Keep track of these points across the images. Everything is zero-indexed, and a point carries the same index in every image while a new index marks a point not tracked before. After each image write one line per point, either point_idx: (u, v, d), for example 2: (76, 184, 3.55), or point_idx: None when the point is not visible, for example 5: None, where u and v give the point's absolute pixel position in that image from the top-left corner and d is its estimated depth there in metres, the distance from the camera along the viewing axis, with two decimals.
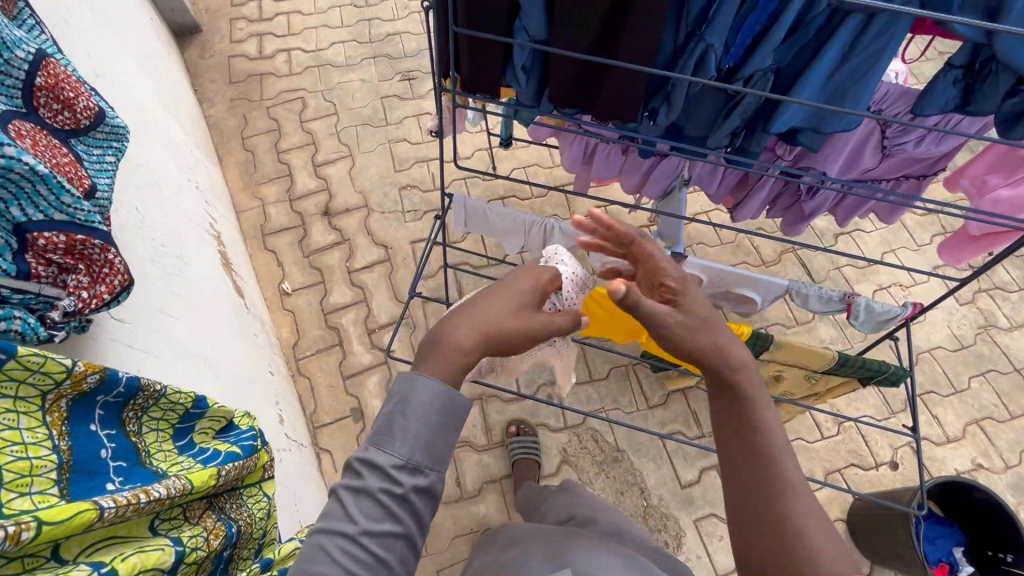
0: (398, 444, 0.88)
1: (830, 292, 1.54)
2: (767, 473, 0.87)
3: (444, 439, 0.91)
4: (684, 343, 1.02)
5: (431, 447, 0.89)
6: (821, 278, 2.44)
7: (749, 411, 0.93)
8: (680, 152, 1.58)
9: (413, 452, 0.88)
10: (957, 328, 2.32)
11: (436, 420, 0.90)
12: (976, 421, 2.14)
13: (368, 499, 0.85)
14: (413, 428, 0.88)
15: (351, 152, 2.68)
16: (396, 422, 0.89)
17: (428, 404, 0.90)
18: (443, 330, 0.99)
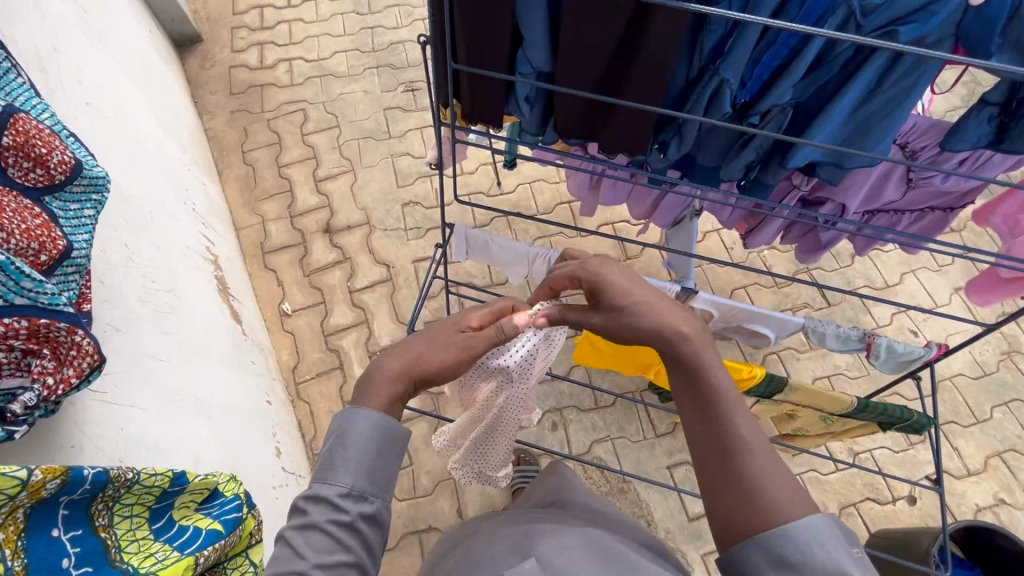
0: (344, 475, 0.89)
1: (848, 331, 1.46)
2: (720, 432, 0.88)
3: (388, 468, 0.93)
4: (634, 329, 1.00)
5: (376, 477, 0.91)
6: (837, 300, 2.35)
7: (699, 373, 0.93)
8: (693, 180, 1.50)
9: (358, 482, 0.89)
10: (980, 355, 2.23)
11: (378, 452, 0.92)
12: (998, 454, 2.06)
13: (318, 530, 0.84)
14: (354, 460, 0.90)
15: (353, 166, 2.62)
16: (340, 454, 0.90)
17: (368, 439, 0.91)
18: (372, 367, 1.00)
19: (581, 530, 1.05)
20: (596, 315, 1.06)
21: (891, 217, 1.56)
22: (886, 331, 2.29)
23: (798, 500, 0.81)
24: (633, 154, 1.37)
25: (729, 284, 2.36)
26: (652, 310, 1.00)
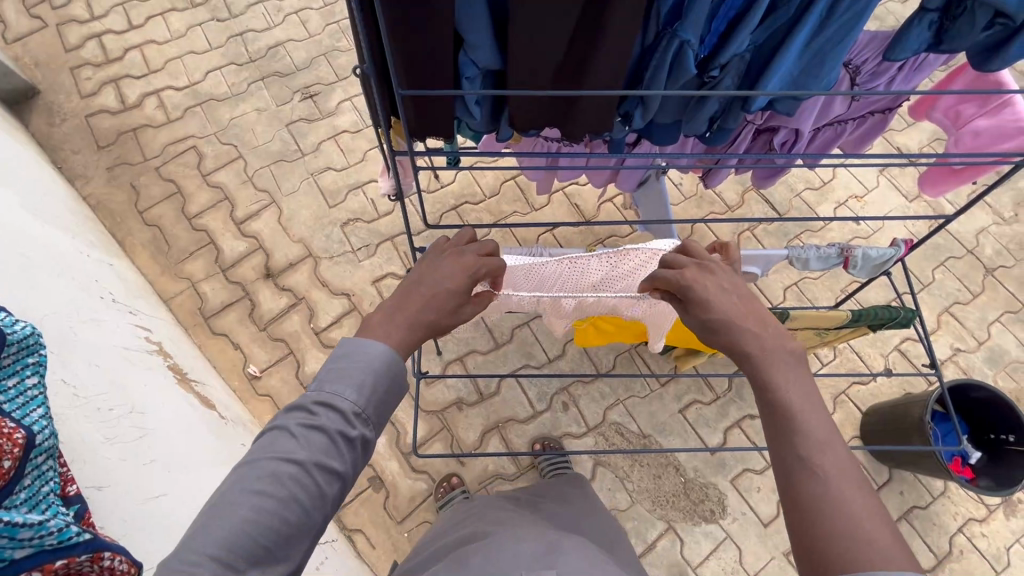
0: (352, 390, 0.82)
1: (828, 250, 1.52)
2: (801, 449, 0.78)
3: (395, 391, 0.87)
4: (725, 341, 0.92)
5: (383, 401, 0.86)
6: (785, 209, 2.46)
7: (768, 387, 0.85)
8: (655, 140, 1.45)
9: (365, 398, 0.83)
10: (913, 226, 2.44)
11: (392, 376, 0.87)
12: (947, 310, 2.30)
13: (319, 436, 0.78)
14: (366, 379, 0.84)
15: (274, 197, 2.37)
16: (352, 368, 0.84)
17: (385, 369, 0.86)
18: (405, 287, 0.96)
19: (603, 558, 1.06)
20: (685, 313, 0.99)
21: (837, 129, 1.60)
22: (834, 226, 2.44)
23: (889, 535, 0.71)
24: (598, 133, 1.31)
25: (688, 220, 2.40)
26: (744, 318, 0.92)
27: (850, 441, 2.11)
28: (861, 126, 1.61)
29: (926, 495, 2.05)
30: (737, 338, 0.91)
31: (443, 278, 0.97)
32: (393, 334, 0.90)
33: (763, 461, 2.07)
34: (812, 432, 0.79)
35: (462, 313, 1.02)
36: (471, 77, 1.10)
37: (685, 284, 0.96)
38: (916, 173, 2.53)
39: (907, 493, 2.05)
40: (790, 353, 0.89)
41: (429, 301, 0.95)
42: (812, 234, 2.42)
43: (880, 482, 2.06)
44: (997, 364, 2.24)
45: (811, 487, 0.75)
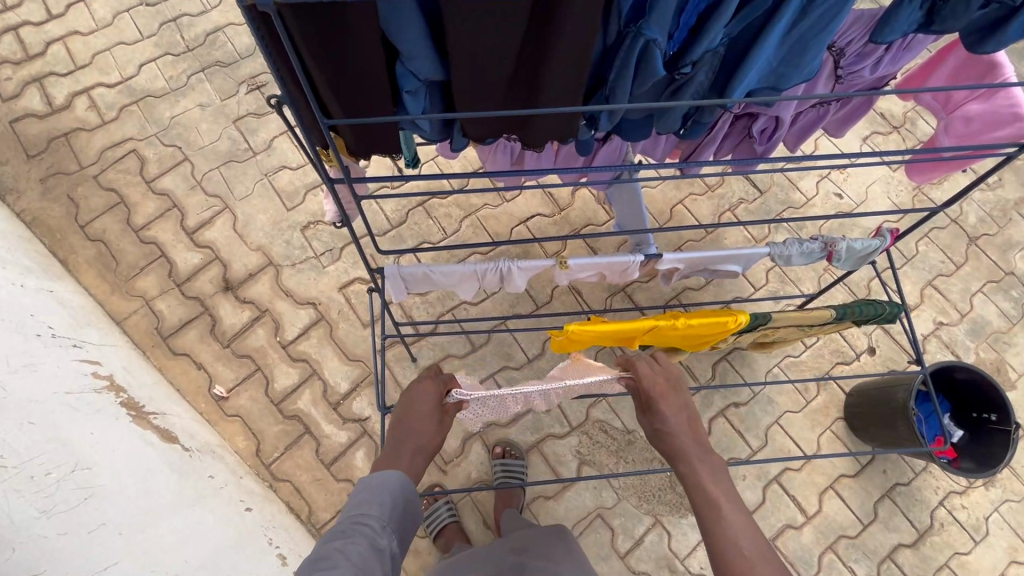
0: (377, 510, 1.10)
1: (810, 246, 1.44)
2: (727, 543, 0.95)
3: (409, 514, 1.15)
4: (668, 445, 1.10)
5: (402, 525, 1.13)
6: (767, 185, 2.37)
7: (700, 488, 1.03)
8: (625, 138, 1.33)
9: (387, 513, 1.11)
10: (896, 197, 2.37)
11: (406, 499, 1.14)
12: (930, 283, 2.26)
13: (359, 545, 1.04)
14: (387, 502, 1.11)
15: (227, 202, 2.21)
16: (376, 491, 1.12)
17: (399, 494, 1.13)
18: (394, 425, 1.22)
19: None
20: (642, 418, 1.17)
21: (821, 109, 1.48)
22: (817, 202, 2.35)
23: None
24: (563, 138, 1.19)
25: (667, 203, 2.30)
26: (681, 426, 1.11)
27: (834, 423, 2.10)
28: (847, 105, 1.49)
29: (908, 472, 2.06)
30: (678, 445, 1.09)
31: (417, 400, 1.22)
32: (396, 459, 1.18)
33: (747, 449, 2.05)
34: (732, 533, 0.96)
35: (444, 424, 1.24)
36: (412, 90, 0.96)
37: (647, 392, 1.15)
38: (900, 139, 2.45)
39: (890, 470, 2.06)
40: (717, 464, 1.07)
41: (414, 430, 1.19)
42: (794, 211, 2.34)
43: (864, 462, 2.07)
44: (979, 336, 2.22)
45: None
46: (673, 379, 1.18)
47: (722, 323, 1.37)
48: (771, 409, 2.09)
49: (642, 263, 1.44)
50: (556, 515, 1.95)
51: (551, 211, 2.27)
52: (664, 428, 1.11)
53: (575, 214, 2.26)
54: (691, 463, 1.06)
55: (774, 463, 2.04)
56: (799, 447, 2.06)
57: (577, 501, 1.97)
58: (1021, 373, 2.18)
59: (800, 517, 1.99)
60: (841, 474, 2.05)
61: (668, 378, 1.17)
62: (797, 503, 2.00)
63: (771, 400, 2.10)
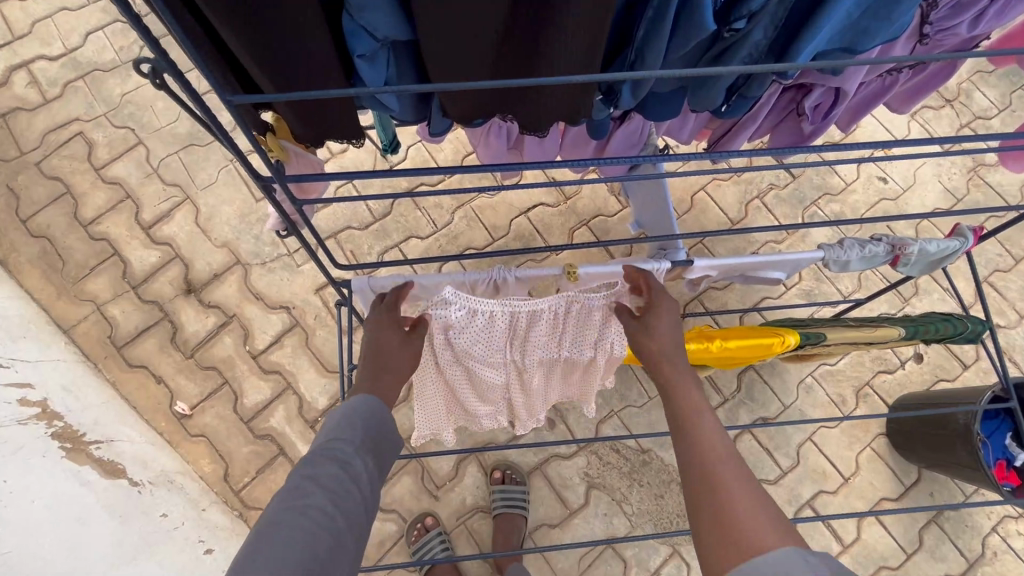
0: (349, 431, 0.85)
1: (873, 248, 1.18)
2: (700, 441, 0.84)
3: (385, 435, 0.90)
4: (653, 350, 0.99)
5: (379, 451, 0.87)
6: (800, 169, 2.09)
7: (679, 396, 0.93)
8: (651, 115, 1.05)
9: (360, 435, 0.85)
10: (949, 181, 2.08)
11: (382, 420, 0.90)
12: (986, 280, 2.00)
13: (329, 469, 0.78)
14: (360, 421, 0.87)
15: (188, 191, 1.95)
16: (347, 414, 0.87)
17: (373, 412, 0.89)
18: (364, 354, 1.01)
19: None
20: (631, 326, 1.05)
21: (890, 77, 1.19)
22: (857, 187, 2.07)
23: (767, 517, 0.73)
24: (574, 118, 0.91)
25: (687, 190, 2.02)
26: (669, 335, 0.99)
27: (874, 440, 1.87)
28: (920, 73, 1.20)
29: (957, 495, 1.84)
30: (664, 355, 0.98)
31: (381, 327, 1.01)
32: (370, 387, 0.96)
33: (777, 469, 1.82)
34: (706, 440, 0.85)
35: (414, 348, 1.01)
36: (367, 54, 0.69)
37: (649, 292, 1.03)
38: (954, 114, 2.15)
39: (938, 493, 1.84)
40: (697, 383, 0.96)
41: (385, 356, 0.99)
42: (832, 198, 2.06)
43: (908, 484, 1.84)
44: None
45: (703, 482, 0.79)
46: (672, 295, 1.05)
47: (766, 345, 1.11)
48: (804, 425, 1.86)
49: (668, 270, 1.18)
50: (562, 546, 1.74)
51: (556, 200, 2.00)
52: (652, 331, 1.00)
53: (582, 204, 1.99)
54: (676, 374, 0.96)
55: (807, 486, 1.82)
56: (835, 468, 1.83)
57: (586, 530, 1.75)
58: None
59: (836, 546, 1.77)
60: (882, 497, 1.82)
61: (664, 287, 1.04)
62: (832, 530, 1.78)
63: (804, 414, 1.86)
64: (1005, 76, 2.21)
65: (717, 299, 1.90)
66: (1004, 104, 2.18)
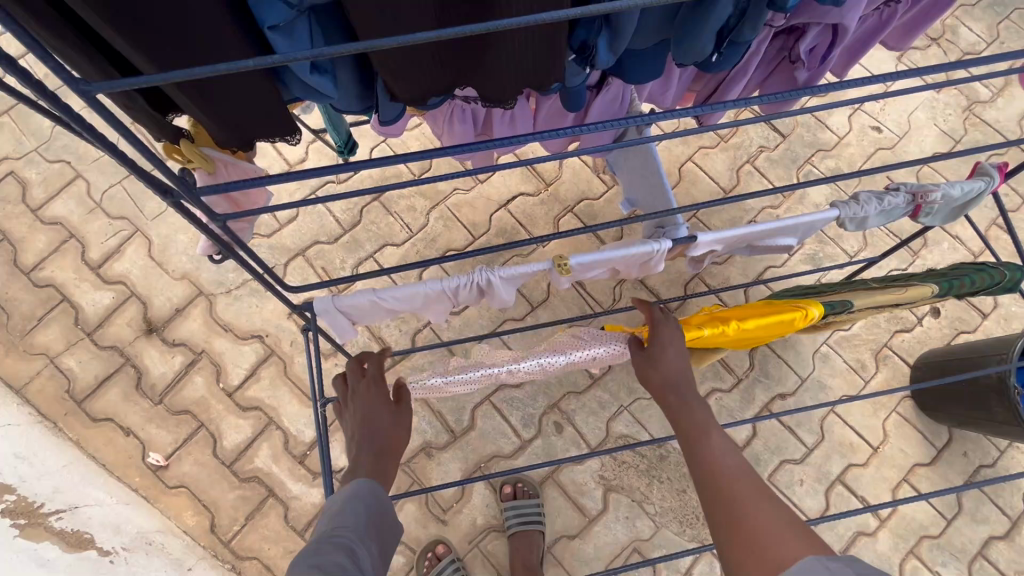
0: (353, 516, 0.75)
1: (892, 199, 1.06)
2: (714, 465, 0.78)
3: (388, 535, 0.79)
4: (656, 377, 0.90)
5: (385, 543, 0.77)
6: (789, 128, 1.97)
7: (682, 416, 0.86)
8: (630, 75, 0.92)
9: (365, 524, 0.75)
10: (945, 123, 1.99)
11: (383, 513, 0.79)
12: (996, 222, 1.89)
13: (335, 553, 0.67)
14: (365, 507, 0.77)
15: (137, 223, 1.78)
16: (349, 498, 0.77)
17: (371, 501, 0.78)
18: (364, 428, 0.87)
19: None
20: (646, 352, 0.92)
21: (887, 9, 1.06)
22: (851, 139, 1.96)
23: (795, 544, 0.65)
24: (542, 86, 0.78)
25: (673, 162, 1.90)
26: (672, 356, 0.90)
27: (899, 403, 1.77)
28: (920, 1, 1.08)
29: (992, 452, 1.75)
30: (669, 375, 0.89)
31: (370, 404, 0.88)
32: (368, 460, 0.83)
33: (801, 448, 1.72)
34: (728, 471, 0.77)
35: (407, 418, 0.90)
36: (279, 25, 0.55)
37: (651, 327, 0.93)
38: (941, 53, 2.05)
39: (971, 453, 1.74)
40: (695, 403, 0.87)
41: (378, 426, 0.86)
42: (827, 155, 1.95)
43: (940, 446, 1.74)
44: None
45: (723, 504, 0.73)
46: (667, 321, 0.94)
47: (788, 322, 0.99)
48: (824, 397, 1.75)
49: (669, 250, 1.05)
50: (585, 558, 1.61)
51: (537, 189, 1.87)
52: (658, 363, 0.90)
53: (564, 189, 1.86)
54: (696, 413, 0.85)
55: (835, 461, 1.71)
56: (862, 438, 1.73)
57: (609, 536, 1.63)
58: None
59: (874, 521, 1.67)
60: (915, 463, 1.72)
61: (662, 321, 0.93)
62: (868, 505, 1.68)
63: (823, 385, 1.75)
64: (989, 8, 2.12)
65: (719, 275, 1.78)
66: (991, 36, 2.08)
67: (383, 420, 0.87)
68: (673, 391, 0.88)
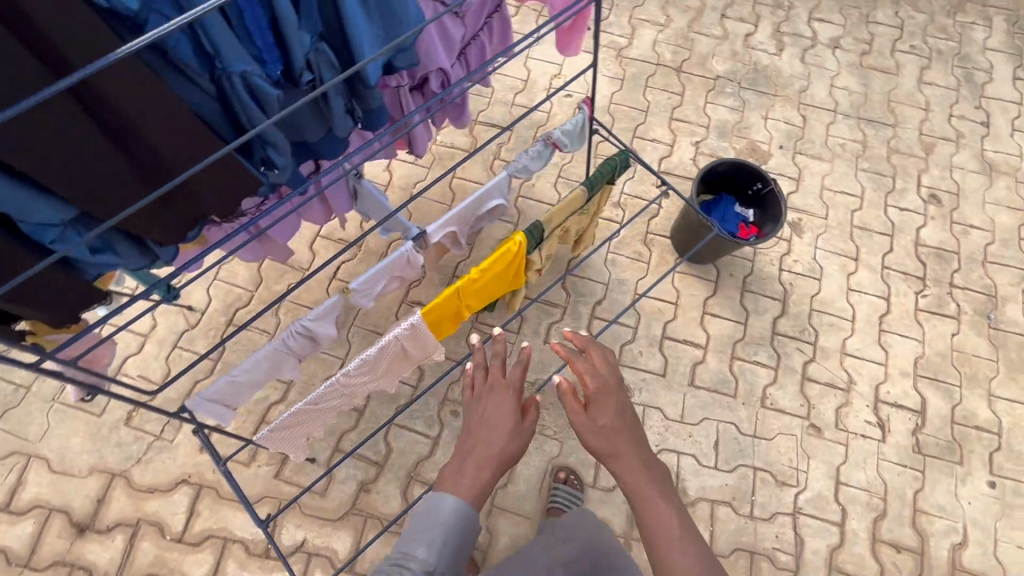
0: (437, 537, 1.16)
1: (535, 148, 1.59)
2: (643, 509, 1.22)
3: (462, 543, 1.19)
4: (599, 438, 1.26)
5: (454, 549, 1.17)
6: (511, 121, 2.56)
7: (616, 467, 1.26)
8: (325, 155, 1.37)
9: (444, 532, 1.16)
10: (609, 71, 2.69)
11: (464, 519, 1.19)
12: (672, 118, 2.60)
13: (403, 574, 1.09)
14: (450, 517, 1.17)
15: (28, 450, 1.94)
16: (435, 520, 1.17)
17: (456, 507, 1.18)
18: (468, 432, 1.25)
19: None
20: (596, 415, 1.28)
21: (475, 44, 1.64)
22: (555, 110, 2.60)
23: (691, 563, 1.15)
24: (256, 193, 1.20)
25: (443, 184, 2.41)
26: (609, 421, 1.27)
27: (676, 265, 2.35)
28: (493, 28, 1.66)
29: (747, 263, 2.38)
30: (607, 438, 1.27)
31: (488, 411, 1.26)
32: (461, 475, 1.21)
33: (629, 330, 2.23)
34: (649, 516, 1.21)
35: (522, 429, 1.27)
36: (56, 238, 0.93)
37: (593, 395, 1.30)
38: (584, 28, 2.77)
39: (735, 271, 2.36)
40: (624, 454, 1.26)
41: (484, 432, 1.24)
42: (545, 128, 2.56)
43: (715, 278, 2.34)
44: (727, 134, 2.59)
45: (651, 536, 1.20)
46: (609, 386, 1.31)
47: (507, 251, 1.47)
48: (625, 288, 2.29)
49: (417, 246, 1.50)
50: (522, 494, 1.98)
51: (352, 252, 2.28)
52: (596, 425, 1.27)
53: (373, 242, 2.29)
54: (632, 460, 1.26)
55: (655, 326, 2.25)
56: (663, 301, 2.29)
57: (531, 468, 2.01)
58: (770, 142, 2.59)
59: (699, 351, 2.22)
60: (705, 298, 2.30)
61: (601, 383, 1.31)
62: (689, 343, 2.23)
63: (620, 280, 2.30)
64: None
65: None
66: (608, 4, 2.84)
67: (486, 437, 1.23)
68: (608, 454, 1.27)
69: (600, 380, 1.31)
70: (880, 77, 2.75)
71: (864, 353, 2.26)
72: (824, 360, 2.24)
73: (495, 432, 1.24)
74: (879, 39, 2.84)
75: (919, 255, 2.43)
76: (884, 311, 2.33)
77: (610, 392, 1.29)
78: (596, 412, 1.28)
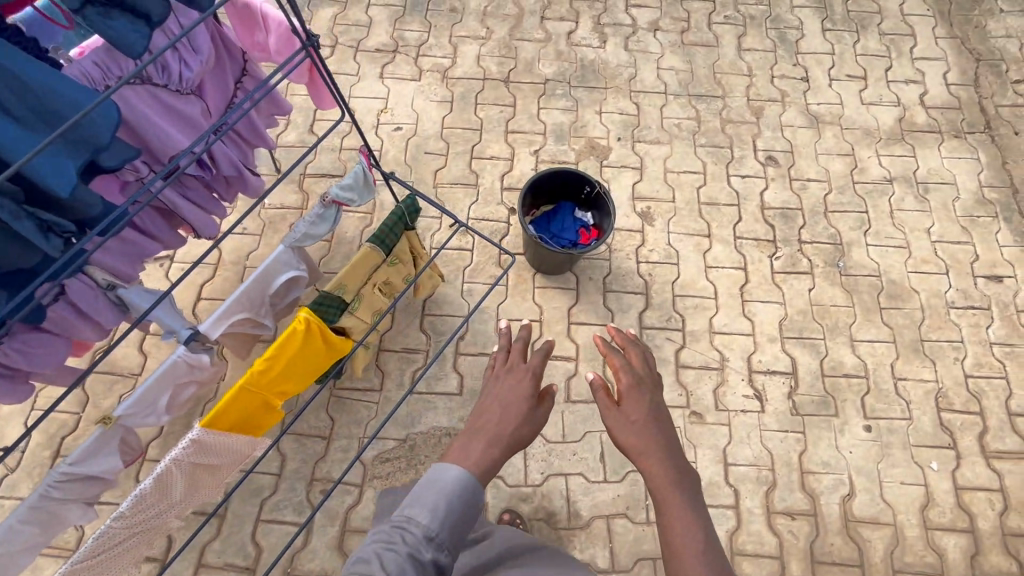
0: (438, 512, 0.89)
1: (313, 213, 1.48)
2: (669, 519, 1.00)
3: (468, 521, 0.91)
4: (629, 433, 1.12)
5: (456, 531, 0.89)
6: (342, 166, 2.44)
7: (641, 461, 1.08)
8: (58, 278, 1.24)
9: (443, 507, 0.90)
10: (437, 95, 2.61)
11: (471, 503, 0.93)
12: (507, 132, 2.55)
13: (396, 550, 0.83)
14: (456, 489, 0.92)
15: None
16: (437, 492, 0.91)
17: (460, 478, 0.94)
18: (485, 410, 1.10)
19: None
20: (625, 407, 1.16)
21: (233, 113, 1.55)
22: (387, 147, 2.50)
23: None
24: None
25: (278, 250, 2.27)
26: (642, 416, 1.14)
27: (534, 281, 2.30)
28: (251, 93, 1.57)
29: (605, 263, 2.35)
30: (635, 432, 1.12)
31: (514, 385, 1.14)
32: (473, 445, 1.01)
33: None
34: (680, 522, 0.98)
35: (536, 416, 1.11)
36: None
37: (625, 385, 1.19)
38: (405, 56, 2.69)
39: (594, 274, 2.33)
40: (657, 449, 1.09)
41: (505, 407, 1.10)
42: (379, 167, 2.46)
43: (575, 285, 2.30)
44: (564, 137, 2.56)
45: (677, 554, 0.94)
46: (648, 381, 1.21)
47: (293, 333, 1.35)
48: (486, 315, 2.22)
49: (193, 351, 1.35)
50: None
51: None
52: (626, 418, 1.14)
53: None
54: (660, 463, 1.06)
55: None
56: (527, 321, 2.22)
57: None
58: (608, 136, 2.58)
59: (571, 364, 2.17)
60: (569, 308, 2.26)
61: (632, 376, 1.20)
62: (559, 357, 2.18)
63: (480, 309, 2.22)
64: (414, 9, 2.82)
65: None
66: (425, 26, 2.77)
67: (503, 414, 1.08)
68: (635, 449, 1.10)
69: (637, 373, 1.22)
70: (702, 52, 2.81)
71: (731, 327, 2.27)
72: (694, 344, 2.23)
73: (520, 399, 1.11)
74: (695, 15, 2.90)
75: (766, 218, 2.47)
76: (743, 281, 2.35)
77: (646, 387, 1.19)
78: (626, 405, 1.16)
